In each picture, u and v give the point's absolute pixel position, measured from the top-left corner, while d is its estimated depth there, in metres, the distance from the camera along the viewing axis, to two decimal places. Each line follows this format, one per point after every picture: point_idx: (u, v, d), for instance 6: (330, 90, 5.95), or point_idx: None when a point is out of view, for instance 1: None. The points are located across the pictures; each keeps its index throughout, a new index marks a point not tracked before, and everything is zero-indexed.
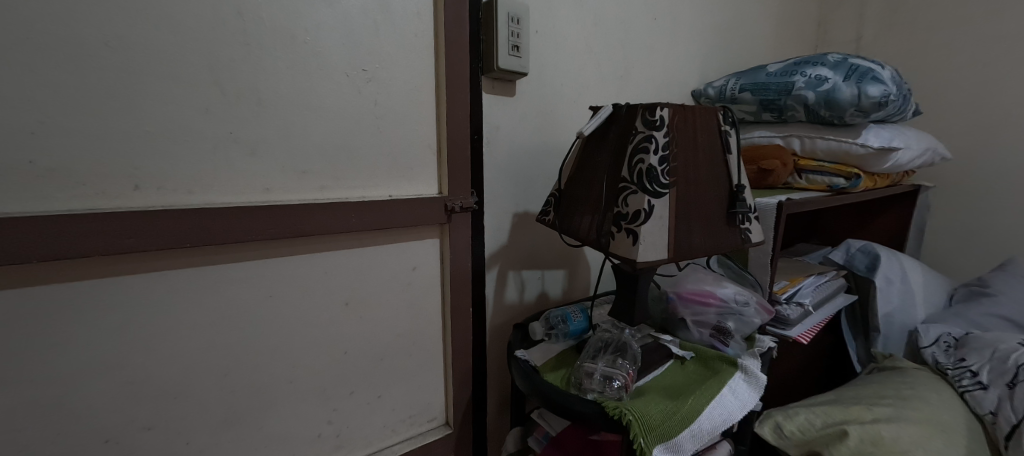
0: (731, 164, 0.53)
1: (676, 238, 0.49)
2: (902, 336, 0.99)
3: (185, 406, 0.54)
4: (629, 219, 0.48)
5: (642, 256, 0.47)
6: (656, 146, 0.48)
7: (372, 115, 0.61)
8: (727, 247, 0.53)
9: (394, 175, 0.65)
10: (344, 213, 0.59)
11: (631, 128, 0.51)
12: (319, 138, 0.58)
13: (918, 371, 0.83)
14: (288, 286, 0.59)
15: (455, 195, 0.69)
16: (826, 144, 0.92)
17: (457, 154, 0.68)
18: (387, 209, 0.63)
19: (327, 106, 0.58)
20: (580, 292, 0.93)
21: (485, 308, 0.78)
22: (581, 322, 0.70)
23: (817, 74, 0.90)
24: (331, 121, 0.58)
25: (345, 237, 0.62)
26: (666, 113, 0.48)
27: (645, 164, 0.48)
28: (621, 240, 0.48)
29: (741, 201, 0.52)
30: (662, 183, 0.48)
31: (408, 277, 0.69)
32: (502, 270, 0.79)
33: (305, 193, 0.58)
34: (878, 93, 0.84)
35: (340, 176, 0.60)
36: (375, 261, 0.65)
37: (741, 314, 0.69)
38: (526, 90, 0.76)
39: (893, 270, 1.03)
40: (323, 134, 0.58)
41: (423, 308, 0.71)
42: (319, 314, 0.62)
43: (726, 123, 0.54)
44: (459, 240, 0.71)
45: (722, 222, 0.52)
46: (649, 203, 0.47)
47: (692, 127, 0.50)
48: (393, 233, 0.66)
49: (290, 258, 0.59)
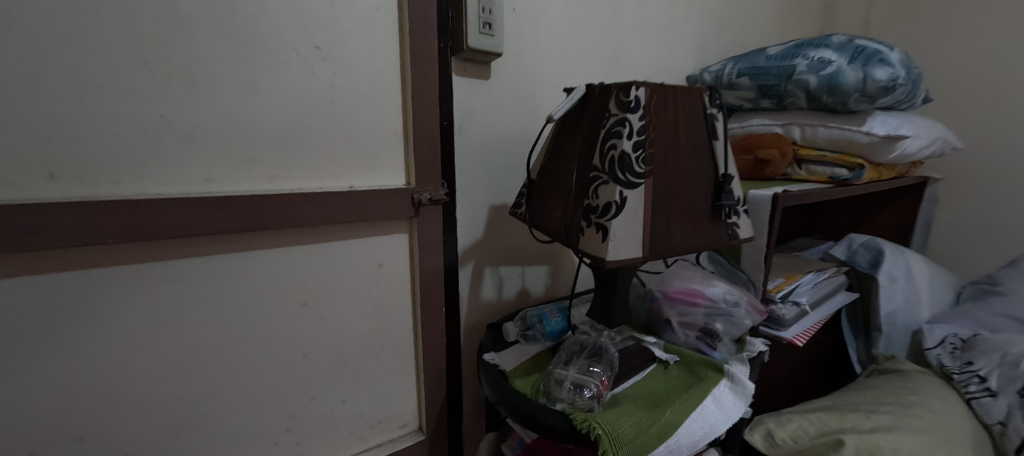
0: (717, 150, 0.48)
1: (652, 234, 0.44)
2: (906, 336, 0.94)
3: (123, 414, 0.50)
4: (599, 214, 0.43)
5: (613, 254, 0.41)
6: (630, 130, 0.42)
7: (329, 97, 0.56)
8: (711, 244, 0.47)
9: (355, 164, 0.60)
10: (297, 205, 0.54)
11: (604, 111, 0.45)
12: (268, 123, 0.53)
13: (921, 376, 0.79)
14: (238, 284, 0.55)
15: (423, 185, 0.63)
16: (828, 132, 0.86)
17: (425, 141, 0.63)
18: (346, 200, 0.58)
19: (276, 87, 0.53)
20: (564, 289, 0.88)
21: (459, 306, 0.73)
22: (559, 322, 0.65)
23: (819, 56, 0.84)
24: (282, 104, 0.53)
25: (300, 231, 0.57)
26: (641, 94, 0.43)
27: (617, 150, 0.42)
28: (590, 236, 0.43)
29: (728, 192, 0.47)
30: (637, 172, 0.42)
31: (373, 274, 0.64)
32: (478, 267, 0.75)
33: (253, 183, 0.53)
34: (885, 77, 0.78)
35: (295, 165, 0.56)
36: (336, 257, 0.61)
37: (731, 315, 0.64)
38: (503, 73, 0.71)
39: (897, 266, 0.98)
40: (272, 119, 0.53)
41: (390, 308, 0.67)
42: (274, 315, 0.58)
43: (713, 105, 0.48)
44: (429, 234, 0.66)
45: (705, 216, 0.47)
46: (621, 195, 0.42)
47: (673, 109, 0.45)
48: (356, 227, 0.61)
49: (238, 254, 0.54)
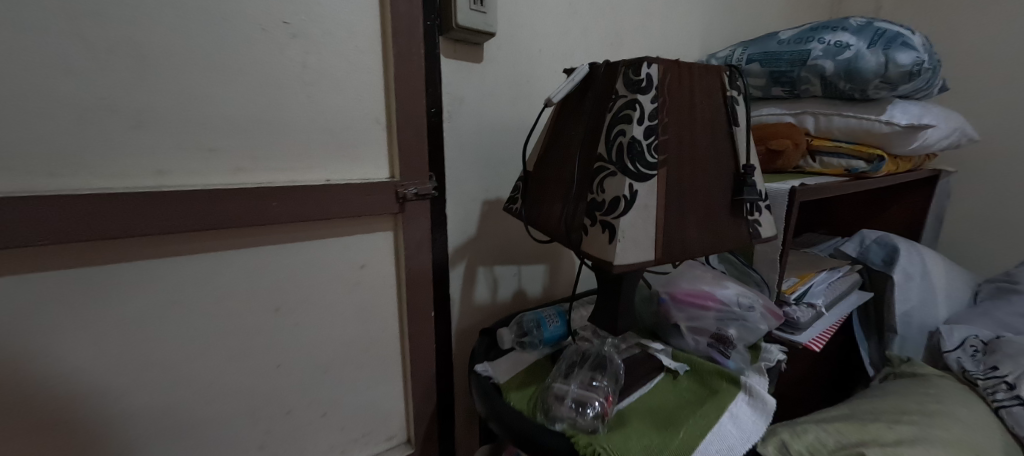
0: (738, 138, 0.42)
1: (666, 233, 0.38)
2: (922, 337, 0.89)
3: (66, 436, 0.45)
4: (606, 210, 0.37)
5: (621, 257, 0.36)
6: (641, 113, 0.37)
7: (300, 79, 0.50)
8: (730, 244, 0.42)
9: (331, 155, 0.54)
10: (263, 199, 0.48)
11: (610, 92, 0.39)
12: (231, 108, 0.47)
13: (942, 380, 0.74)
14: (197, 290, 0.49)
15: (409, 177, 0.57)
16: (844, 121, 0.80)
17: (411, 129, 0.57)
18: (321, 195, 0.52)
19: (239, 67, 0.47)
20: (563, 289, 0.82)
21: (450, 309, 0.68)
22: (558, 328, 0.60)
23: (837, 40, 0.78)
24: (246, 86, 0.47)
25: (269, 228, 0.51)
26: (654, 72, 0.37)
27: (626, 137, 0.37)
28: (595, 235, 0.38)
29: (751, 185, 0.41)
30: (649, 162, 0.37)
31: (354, 276, 0.58)
32: (470, 266, 0.69)
33: (212, 176, 0.47)
34: (909, 61, 0.72)
35: (261, 155, 0.49)
36: (311, 258, 0.55)
37: (746, 320, 0.59)
38: (497, 56, 0.65)
39: (913, 264, 0.93)
40: (235, 103, 0.47)
41: (374, 312, 0.61)
42: (242, 322, 0.52)
43: (733, 86, 0.42)
44: (416, 231, 0.60)
45: (724, 213, 0.42)
46: (631, 188, 0.36)
47: (689, 90, 0.39)
48: (335, 224, 0.55)
49: (197, 255, 0.48)
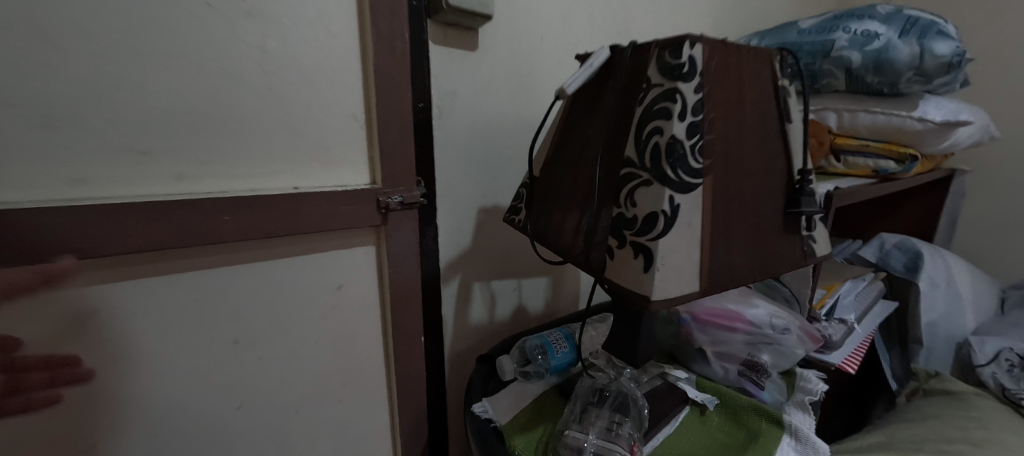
0: (790, 137, 0.35)
1: (712, 257, 0.30)
2: (949, 350, 0.84)
3: None
4: (637, 229, 0.29)
5: (661, 290, 0.28)
6: (684, 106, 0.29)
7: (258, 68, 0.39)
8: (782, 266, 0.35)
9: (299, 158, 0.43)
10: (212, 216, 0.37)
11: (640, 80, 0.32)
12: (165, 103, 0.36)
13: (981, 400, 0.68)
14: (119, 343, 0.36)
15: (393, 183, 0.48)
16: (870, 118, 0.74)
17: (394, 124, 0.47)
18: (287, 209, 0.41)
19: (174, 49, 0.35)
20: (567, 304, 0.75)
21: (443, 334, 0.59)
22: (567, 354, 0.52)
23: (864, 29, 0.71)
24: (186, 76, 0.36)
25: (220, 251, 0.40)
26: (698, 53, 0.29)
27: (664, 137, 0.29)
28: (622, 259, 0.30)
29: (808, 194, 0.34)
30: (693, 168, 0.29)
31: (329, 304, 0.48)
32: (465, 283, 0.61)
33: (140, 189, 0.36)
34: (948, 51, 0.65)
35: (208, 159, 0.38)
36: (276, 286, 0.44)
37: (780, 344, 0.52)
38: (493, 43, 0.57)
39: (937, 270, 0.87)
40: (171, 97, 0.36)
41: (355, 345, 0.51)
42: (187, 374, 0.40)
43: (784, 74, 0.35)
44: (402, 244, 0.50)
45: (775, 228, 0.34)
46: (672, 202, 0.28)
47: (736, 78, 0.32)
48: (307, 242, 0.45)
49: (118, 297, 0.36)
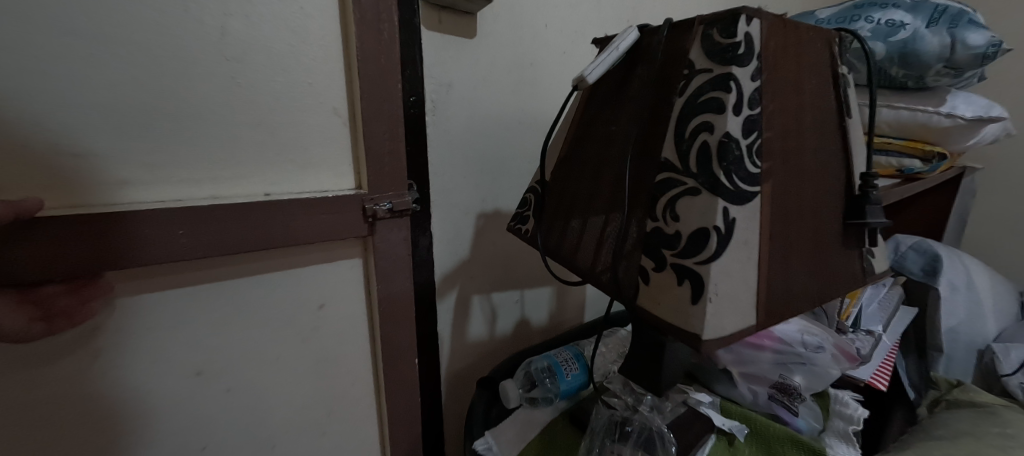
0: (849, 134, 0.30)
1: (769, 282, 0.25)
2: (970, 357, 0.80)
3: None
4: (680, 248, 0.24)
5: (714, 325, 0.23)
6: (738, 97, 0.23)
7: (213, 50, 0.30)
8: (841, 286, 0.29)
9: (272, 160, 0.34)
10: (154, 232, 0.28)
11: (680, 66, 0.26)
12: (85, 93, 0.27)
13: (1012, 414, 0.64)
14: (32, 398, 0.28)
15: (381, 187, 0.38)
16: (894, 113, 0.70)
17: (384, 116, 0.37)
18: (255, 222, 0.32)
19: (97, 27, 0.26)
20: (572, 315, 0.69)
21: (440, 354, 0.53)
22: (577, 377, 0.47)
23: (888, 18, 0.66)
24: (114, 60, 0.27)
25: (166, 274, 0.31)
26: (755, 31, 0.24)
27: (715, 135, 0.23)
28: (660, 285, 0.25)
29: (874, 202, 0.29)
30: (750, 173, 0.23)
31: (304, 335, 0.39)
32: (462, 297, 0.55)
33: (47, 206, 0.26)
34: (981, 43, 0.60)
35: (146, 162, 0.29)
36: (240, 315, 0.35)
37: (813, 364, 0.46)
38: (493, 31, 0.50)
39: (956, 274, 0.84)
40: (93, 86, 0.27)
41: (337, 384, 0.41)
42: (127, 432, 0.32)
43: (844, 61, 0.30)
44: (388, 263, 0.40)
45: (834, 242, 0.29)
46: (725, 215, 0.23)
47: (793, 64, 0.26)
48: (284, 260, 0.36)
49: (29, 342, 0.27)
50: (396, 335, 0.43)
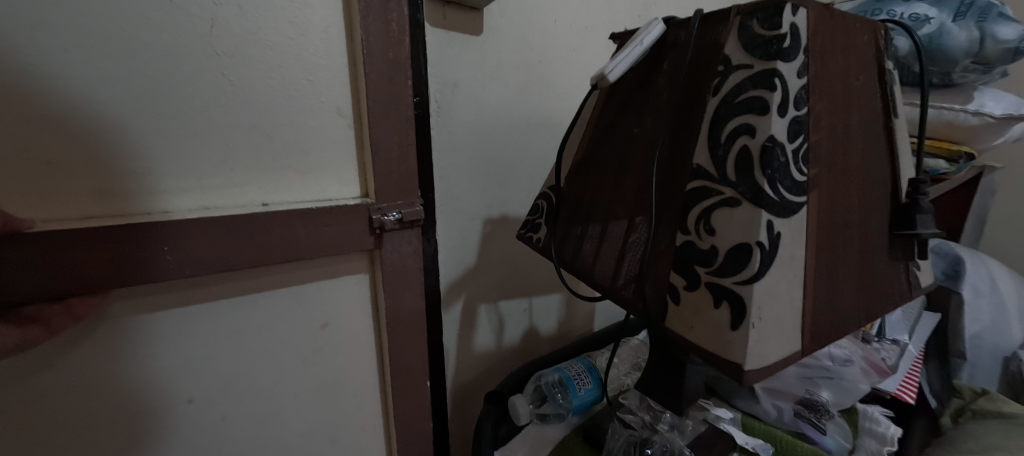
0: (894, 136, 0.27)
1: (815, 302, 0.22)
2: (996, 364, 0.77)
3: None
4: (719, 267, 0.21)
5: (758, 353, 0.20)
6: (783, 96, 0.21)
7: (203, 48, 0.27)
8: (888, 302, 0.27)
9: (272, 166, 0.31)
10: (142, 244, 0.26)
11: (714, 62, 0.23)
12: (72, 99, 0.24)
13: None
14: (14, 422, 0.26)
15: (390, 195, 0.35)
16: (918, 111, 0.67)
17: (392, 119, 0.34)
18: (252, 233, 0.29)
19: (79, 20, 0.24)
20: (582, 323, 0.66)
21: (444, 367, 0.51)
22: (590, 392, 0.45)
23: (912, 12, 0.64)
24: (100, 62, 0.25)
25: (152, 293, 0.29)
26: (802, 22, 0.21)
27: (758, 138, 0.21)
28: (694, 306, 0.22)
29: (926, 211, 0.26)
30: (796, 181, 0.21)
31: (306, 354, 0.36)
32: (468, 306, 0.52)
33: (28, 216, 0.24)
34: (1014, 37, 0.56)
35: (130, 169, 0.26)
36: (240, 332, 0.32)
37: (840, 378, 0.44)
38: (500, 27, 0.48)
39: (981, 278, 0.80)
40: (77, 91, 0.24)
41: (340, 408, 0.38)
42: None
43: (889, 55, 0.27)
44: (395, 276, 0.37)
45: (880, 255, 0.26)
46: (770, 229, 0.20)
47: (841, 59, 0.24)
48: (285, 274, 0.33)
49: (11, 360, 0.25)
50: (406, 355, 0.40)
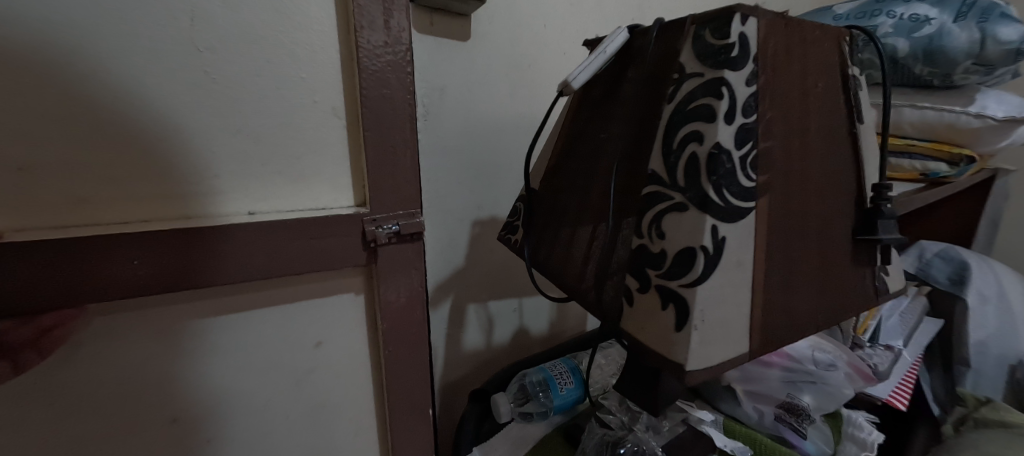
0: (860, 141, 0.27)
1: (764, 305, 0.23)
2: (1001, 372, 0.75)
3: None
4: (667, 270, 0.22)
5: (700, 354, 0.21)
6: (730, 104, 0.21)
7: (179, 40, 0.24)
8: (850, 307, 0.27)
9: (263, 173, 0.27)
10: (103, 258, 0.23)
11: (671, 70, 0.24)
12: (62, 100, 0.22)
13: None
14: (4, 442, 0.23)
15: (387, 205, 0.30)
16: (919, 113, 0.66)
17: None
18: (237, 247, 0.26)
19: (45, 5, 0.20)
20: (574, 324, 0.67)
21: (433, 365, 0.52)
22: (572, 392, 0.45)
23: (913, 12, 0.62)
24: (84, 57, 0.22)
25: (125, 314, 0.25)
26: (750, 32, 0.22)
27: (705, 146, 0.21)
28: (648, 309, 0.23)
29: (888, 217, 0.26)
30: (743, 187, 0.21)
31: (297, 383, 0.31)
32: (457, 305, 0.53)
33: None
34: (1015, 36, 0.55)
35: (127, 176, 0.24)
36: (223, 359, 0.29)
37: (824, 383, 0.43)
38: (490, 32, 0.49)
39: (987, 284, 0.78)
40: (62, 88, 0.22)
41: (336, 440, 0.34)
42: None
43: (854, 61, 0.27)
44: (393, 300, 0.32)
45: (842, 260, 0.27)
46: (714, 233, 0.21)
47: (798, 67, 0.24)
48: (279, 292, 0.29)
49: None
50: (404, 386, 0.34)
